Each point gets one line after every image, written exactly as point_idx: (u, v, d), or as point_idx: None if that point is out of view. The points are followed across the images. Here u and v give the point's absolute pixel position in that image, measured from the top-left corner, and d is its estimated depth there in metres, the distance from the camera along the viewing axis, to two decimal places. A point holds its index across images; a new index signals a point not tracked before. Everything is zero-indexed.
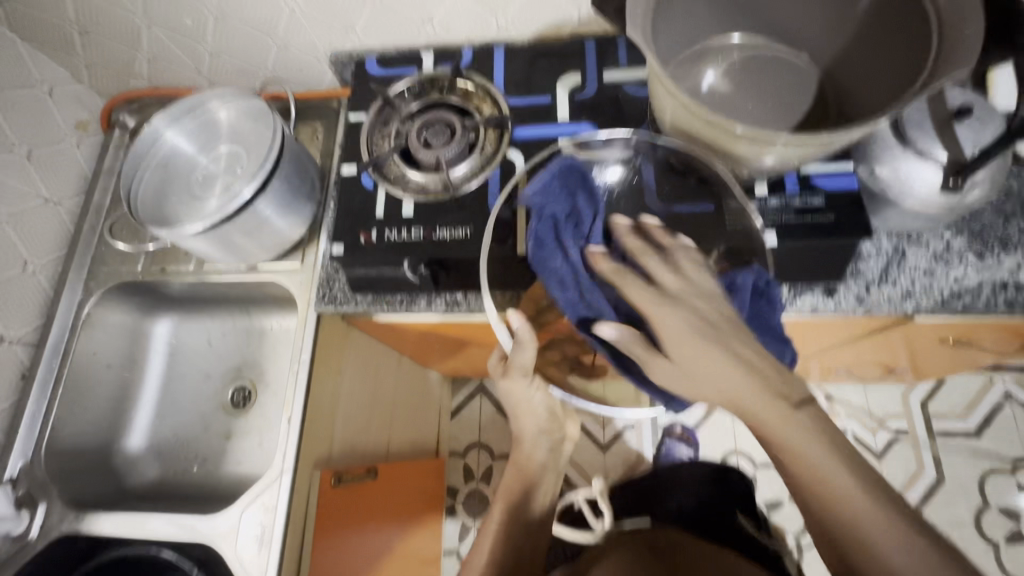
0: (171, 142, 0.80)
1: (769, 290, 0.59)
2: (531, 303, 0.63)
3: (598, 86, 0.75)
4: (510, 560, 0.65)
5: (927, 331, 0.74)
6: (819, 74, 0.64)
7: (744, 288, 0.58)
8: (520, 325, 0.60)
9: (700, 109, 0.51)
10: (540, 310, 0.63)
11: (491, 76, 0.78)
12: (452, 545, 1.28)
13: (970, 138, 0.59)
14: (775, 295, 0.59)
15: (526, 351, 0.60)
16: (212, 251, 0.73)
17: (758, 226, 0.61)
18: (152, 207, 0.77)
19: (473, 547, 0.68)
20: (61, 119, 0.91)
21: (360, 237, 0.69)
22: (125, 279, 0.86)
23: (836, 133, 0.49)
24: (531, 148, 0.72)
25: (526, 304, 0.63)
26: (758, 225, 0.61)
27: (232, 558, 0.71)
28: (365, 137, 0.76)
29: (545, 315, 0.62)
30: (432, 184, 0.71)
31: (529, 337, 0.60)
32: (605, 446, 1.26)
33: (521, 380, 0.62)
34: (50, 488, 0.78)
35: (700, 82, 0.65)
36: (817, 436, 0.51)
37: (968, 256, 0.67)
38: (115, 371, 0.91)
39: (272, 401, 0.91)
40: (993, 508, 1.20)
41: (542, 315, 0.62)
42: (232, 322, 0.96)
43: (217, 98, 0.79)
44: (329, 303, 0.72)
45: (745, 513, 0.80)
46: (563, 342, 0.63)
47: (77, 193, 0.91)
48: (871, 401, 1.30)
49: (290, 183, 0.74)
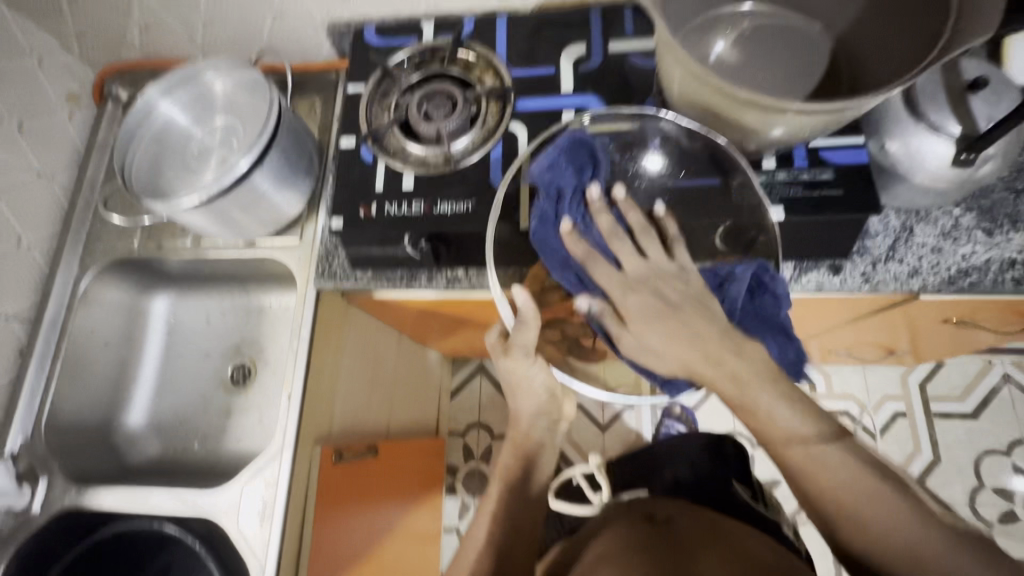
0: (165, 114, 0.78)
1: (773, 284, 0.59)
2: (535, 281, 0.62)
3: (603, 57, 0.73)
4: (508, 538, 0.65)
5: (931, 310, 0.73)
6: (831, 42, 0.62)
7: (743, 278, 0.59)
8: (524, 301, 0.59)
9: (711, 77, 0.50)
10: (544, 288, 0.61)
11: (494, 47, 0.76)
12: (452, 522, 1.29)
13: (984, 111, 0.57)
14: (780, 290, 0.59)
15: (529, 330, 0.59)
16: (209, 225, 0.72)
17: (765, 202, 0.59)
18: (147, 180, 0.75)
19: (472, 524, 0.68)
20: (52, 90, 0.89)
21: (359, 211, 0.67)
22: (122, 255, 0.85)
23: (850, 102, 0.47)
24: (534, 121, 0.70)
25: (531, 282, 0.62)
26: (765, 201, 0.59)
27: (234, 532, 0.72)
28: (364, 109, 0.74)
29: (548, 294, 0.61)
30: (432, 158, 0.70)
31: (533, 315, 0.59)
32: (604, 427, 1.27)
33: (522, 359, 0.61)
34: (51, 463, 0.78)
35: (709, 52, 0.63)
36: (796, 411, 0.56)
37: (976, 233, 0.66)
38: (114, 348, 0.90)
39: (272, 379, 0.90)
40: (988, 488, 1.21)
41: (546, 294, 0.61)
42: (230, 299, 0.95)
43: (212, 69, 0.77)
44: (329, 279, 0.73)
45: (741, 483, 0.79)
46: (564, 321, 0.61)
47: (70, 167, 0.90)
48: (869, 382, 1.30)
49: (287, 156, 0.73)
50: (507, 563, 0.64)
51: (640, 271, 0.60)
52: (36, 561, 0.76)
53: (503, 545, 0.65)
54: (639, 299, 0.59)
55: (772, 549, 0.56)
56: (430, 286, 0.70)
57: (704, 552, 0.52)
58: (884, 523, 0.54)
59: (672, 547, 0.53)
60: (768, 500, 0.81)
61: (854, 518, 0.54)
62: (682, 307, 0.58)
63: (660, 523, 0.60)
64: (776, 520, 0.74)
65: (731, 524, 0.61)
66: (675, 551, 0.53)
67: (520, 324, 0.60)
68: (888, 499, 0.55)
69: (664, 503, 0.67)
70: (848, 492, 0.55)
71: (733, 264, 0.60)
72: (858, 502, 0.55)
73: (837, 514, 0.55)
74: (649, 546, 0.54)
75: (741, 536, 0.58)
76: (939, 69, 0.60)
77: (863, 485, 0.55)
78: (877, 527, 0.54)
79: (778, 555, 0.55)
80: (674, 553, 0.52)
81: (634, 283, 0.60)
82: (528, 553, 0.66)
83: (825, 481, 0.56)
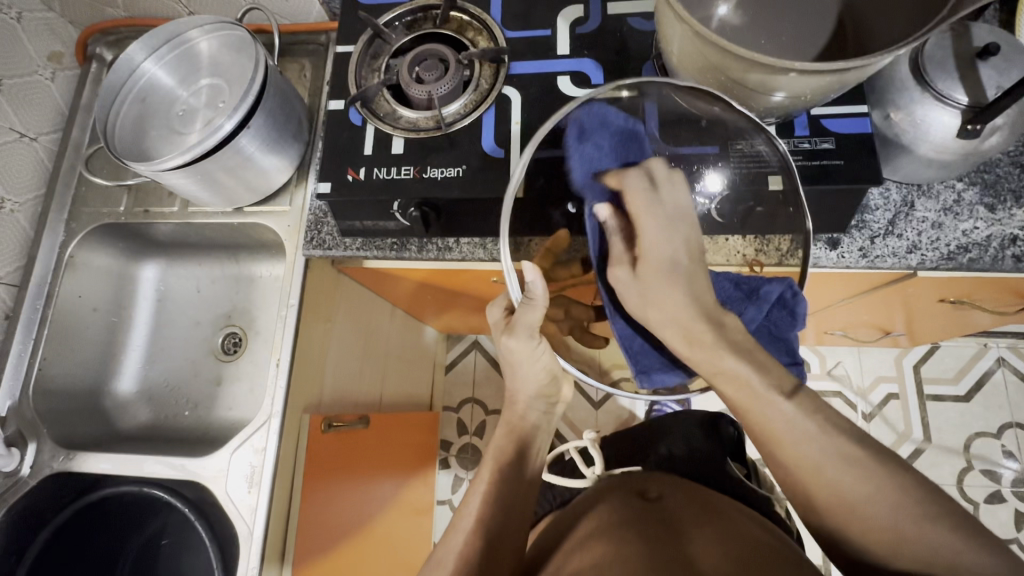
0: (149, 74, 0.76)
1: (796, 303, 0.56)
2: (546, 257, 0.59)
3: (601, 20, 0.71)
4: (500, 523, 0.60)
5: (929, 289, 0.72)
6: (837, 4, 0.60)
7: (767, 297, 0.56)
8: (535, 279, 0.55)
9: (709, 34, 0.47)
10: (555, 264, 0.59)
11: (488, 7, 0.73)
12: (446, 496, 1.31)
13: (993, 79, 0.56)
14: (800, 309, 0.56)
15: (536, 311, 0.57)
16: (194, 189, 0.70)
17: (774, 162, 0.58)
18: (130, 144, 0.73)
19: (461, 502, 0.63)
20: (33, 49, 0.86)
21: (348, 175, 0.66)
22: (108, 220, 0.84)
23: (850, 62, 0.45)
24: (529, 85, 0.68)
25: (542, 257, 0.59)
26: (774, 161, 0.58)
27: (223, 498, 0.72)
28: (352, 70, 0.71)
29: (558, 270, 0.59)
30: (423, 122, 0.68)
31: (542, 296, 0.56)
32: (597, 405, 1.29)
33: (526, 340, 0.59)
34: (39, 428, 0.78)
35: (712, 12, 0.60)
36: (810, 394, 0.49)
37: (979, 209, 0.65)
38: (102, 315, 0.89)
39: (263, 348, 0.90)
40: (976, 470, 1.22)
41: (557, 269, 0.59)
42: (221, 268, 0.94)
43: (196, 27, 0.75)
44: (318, 247, 0.72)
45: (734, 461, 0.80)
46: (569, 300, 0.60)
47: (54, 130, 0.88)
48: (864, 364, 1.30)
49: (275, 119, 0.70)
50: (499, 546, 0.58)
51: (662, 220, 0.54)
52: (27, 523, 0.76)
53: (495, 528, 0.59)
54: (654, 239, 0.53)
55: (771, 532, 0.54)
56: (422, 255, 0.70)
57: (697, 527, 0.52)
58: (910, 531, 0.43)
59: (666, 522, 0.53)
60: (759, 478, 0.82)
61: (858, 517, 0.45)
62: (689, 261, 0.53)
63: (654, 499, 0.60)
64: (765, 494, 0.75)
65: (720, 499, 0.61)
66: (670, 526, 0.52)
67: (527, 304, 0.57)
68: (919, 506, 0.44)
69: (657, 477, 0.67)
70: (852, 488, 0.45)
71: (760, 281, 0.57)
72: (866, 500, 0.45)
73: (835, 511, 0.46)
74: (641, 522, 0.54)
75: (737, 514, 0.57)
76: (950, 35, 0.58)
77: (875, 479, 0.45)
78: (895, 532, 0.44)
79: (765, 526, 0.55)
80: (667, 530, 0.52)
81: (661, 217, 0.54)
82: (519, 536, 0.61)
83: (824, 473, 0.46)
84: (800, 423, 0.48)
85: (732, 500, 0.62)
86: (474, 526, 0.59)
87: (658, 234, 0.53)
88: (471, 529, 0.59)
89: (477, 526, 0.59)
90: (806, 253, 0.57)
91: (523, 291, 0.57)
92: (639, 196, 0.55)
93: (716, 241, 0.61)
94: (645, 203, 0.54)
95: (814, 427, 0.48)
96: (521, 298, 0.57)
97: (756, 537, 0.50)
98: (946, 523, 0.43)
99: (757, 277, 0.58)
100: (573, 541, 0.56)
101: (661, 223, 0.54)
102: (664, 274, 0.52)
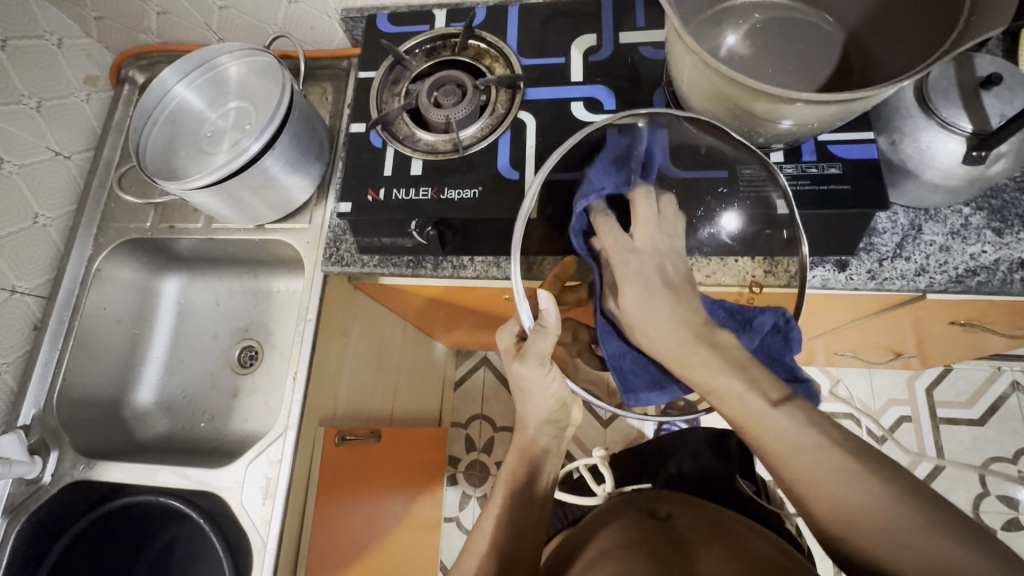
0: (180, 97, 0.79)
1: (790, 329, 0.57)
2: (556, 283, 0.60)
3: (614, 47, 0.73)
4: (514, 544, 0.61)
5: (939, 311, 0.73)
6: (842, 36, 0.63)
7: (761, 327, 0.58)
8: (549, 307, 0.56)
9: (714, 62, 0.49)
10: (563, 288, 0.61)
11: (505, 36, 0.76)
12: (452, 513, 1.30)
13: (997, 108, 0.57)
14: (794, 335, 0.57)
15: (548, 338, 0.58)
16: (220, 207, 0.73)
17: (773, 176, 0.59)
18: (160, 162, 0.77)
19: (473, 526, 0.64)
20: (71, 73, 0.90)
21: (368, 195, 0.68)
22: (134, 236, 0.87)
23: (855, 94, 0.47)
24: (543, 110, 0.71)
25: (552, 283, 0.60)
26: (773, 175, 0.59)
27: (238, 509, 0.73)
28: (374, 95, 0.74)
29: (567, 294, 0.61)
30: (441, 145, 0.71)
31: (554, 324, 0.57)
32: (606, 424, 1.29)
33: (538, 368, 0.60)
34: (62, 437, 0.80)
35: (721, 43, 0.63)
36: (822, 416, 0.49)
37: (986, 233, 0.66)
38: (125, 327, 0.92)
39: (279, 362, 0.92)
40: (992, 495, 1.19)
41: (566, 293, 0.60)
42: (239, 283, 0.96)
43: (226, 53, 0.78)
44: (337, 263, 0.74)
45: (744, 478, 0.81)
46: (579, 323, 0.62)
47: (87, 148, 0.92)
48: (875, 386, 1.29)
49: (299, 141, 0.73)
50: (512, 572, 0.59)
51: (651, 251, 0.59)
52: (46, 530, 0.78)
53: (508, 550, 0.60)
54: (644, 270, 0.57)
55: (782, 550, 0.53)
56: (437, 272, 0.72)
57: (705, 546, 0.52)
58: (907, 549, 0.42)
59: (673, 542, 0.53)
60: (769, 495, 0.82)
61: (862, 532, 0.43)
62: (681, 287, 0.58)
63: (663, 519, 0.60)
64: (776, 511, 0.75)
65: (730, 517, 0.61)
66: (675, 545, 0.53)
67: (539, 331, 0.58)
68: (918, 517, 0.42)
69: (667, 497, 0.67)
70: (851, 501, 0.44)
71: (753, 310, 0.59)
72: (866, 512, 0.44)
73: (839, 526, 0.45)
74: (652, 542, 0.54)
75: (746, 532, 0.57)
76: (953, 65, 0.60)
77: (877, 492, 0.44)
78: (898, 547, 0.42)
79: (775, 544, 0.55)
80: (674, 548, 0.52)
81: (637, 254, 0.58)
82: (532, 559, 0.62)
83: (825, 488, 0.45)
84: (791, 434, 0.47)
85: (745, 519, 0.62)
86: (486, 551, 0.60)
87: (636, 275, 0.57)
88: (485, 554, 0.59)
89: (491, 549, 0.60)
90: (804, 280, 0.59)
91: (534, 319, 0.58)
92: (612, 239, 0.59)
93: (726, 262, 0.63)
94: (620, 249, 0.59)
95: (810, 441, 0.47)
96: (533, 325, 0.58)
97: (764, 554, 0.50)
98: (944, 533, 0.41)
99: (750, 305, 0.60)
100: (582, 561, 0.56)
101: (640, 258, 0.58)
102: (646, 299, 0.56)
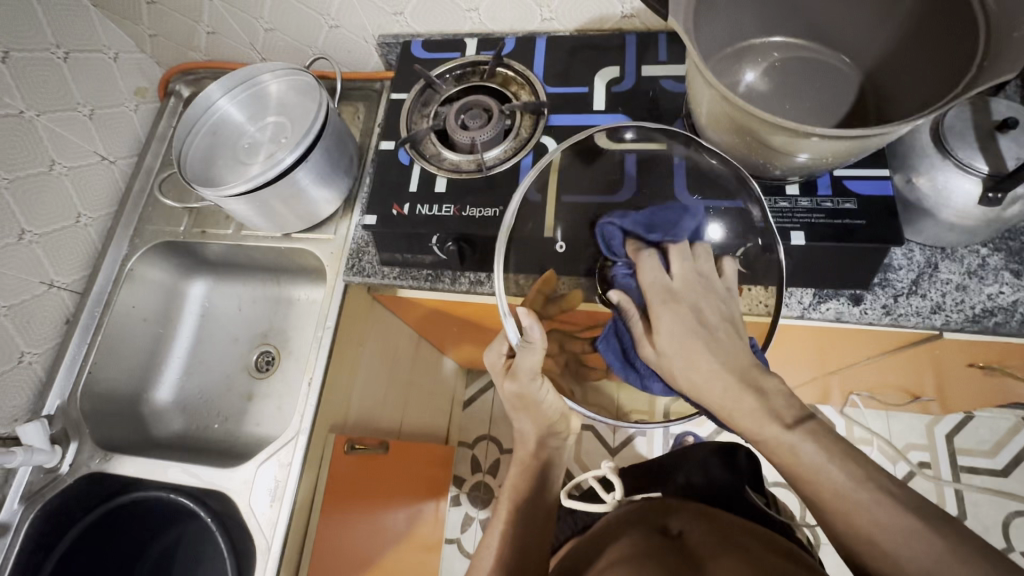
0: (222, 110, 0.84)
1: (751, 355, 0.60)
2: (535, 299, 0.63)
3: (636, 79, 0.76)
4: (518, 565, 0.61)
5: (957, 353, 0.72)
6: (858, 78, 0.65)
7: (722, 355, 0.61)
8: (531, 325, 0.58)
9: (733, 97, 0.51)
10: (546, 301, 0.64)
11: (532, 65, 0.80)
12: (454, 533, 1.29)
13: (1014, 151, 0.57)
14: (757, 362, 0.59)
15: (535, 354, 0.59)
16: (249, 214, 0.76)
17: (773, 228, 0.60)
18: (199, 170, 0.81)
19: (478, 546, 0.64)
20: (124, 86, 0.96)
21: (392, 209, 0.71)
22: (168, 238, 0.91)
23: (874, 130, 0.47)
24: (564, 136, 0.74)
25: (531, 299, 0.63)
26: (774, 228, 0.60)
27: (246, 509, 0.74)
28: (404, 116, 0.78)
29: (549, 307, 0.64)
30: (465, 164, 0.73)
31: (540, 339, 0.59)
32: (613, 451, 1.27)
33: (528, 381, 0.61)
34: (82, 428, 0.82)
35: (737, 80, 0.66)
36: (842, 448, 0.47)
37: (1004, 274, 0.66)
38: (151, 326, 0.95)
39: (295, 368, 0.95)
40: (1016, 551, 1.14)
41: (544, 307, 0.63)
42: (262, 289, 1.00)
43: (269, 72, 0.83)
44: (358, 274, 0.76)
45: (755, 490, 0.77)
46: (564, 336, 0.65)
47: (130, 154, 0.97)
48: (893, 429, 1.26)
49: (329, 155, 0.77)
50: None
51: (686, 286, 0.59)
52: (58, 520, 0.79)
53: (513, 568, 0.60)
54: (683, 314, 0.57)
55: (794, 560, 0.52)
56: (454, 287, 0.73)
57: (716, 558, 0.51)
58: (889, 545, 0.42)
59: (686, 557, 0.53)
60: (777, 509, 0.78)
61: None
62: (719, 327, 0.56)
63: (675, 536, 0.59)
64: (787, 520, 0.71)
65: (739, 526, 0.60)
66: (682, 560, 0.52)
67: (525, 347, 0.59)
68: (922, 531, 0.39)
69: (680, 508, 0.66)
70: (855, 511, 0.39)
71: None
72: None
73: None
74: (663, 557, 0.53)
75: (757, 544, 0.55)
76: (970, 108, 0.60)
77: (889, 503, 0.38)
78: None
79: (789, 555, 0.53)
80: (684, 564, 0.51)
81: (670, 297, 0.58)
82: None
83: None
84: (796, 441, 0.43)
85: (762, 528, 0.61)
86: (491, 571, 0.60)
87: (676, 325, 0.56)
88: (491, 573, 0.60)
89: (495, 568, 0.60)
90: (776, 307, 0.60)
91: (522, 335, 0.59)
92: (651, 275, 0.60)
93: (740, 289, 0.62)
94: (655, 284, 0.59)
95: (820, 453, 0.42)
96: (520, 342, 0.59)
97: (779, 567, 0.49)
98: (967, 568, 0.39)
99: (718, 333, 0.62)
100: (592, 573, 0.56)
101: (671, 297, 0.58)
102: (685, 342, 0.55)
